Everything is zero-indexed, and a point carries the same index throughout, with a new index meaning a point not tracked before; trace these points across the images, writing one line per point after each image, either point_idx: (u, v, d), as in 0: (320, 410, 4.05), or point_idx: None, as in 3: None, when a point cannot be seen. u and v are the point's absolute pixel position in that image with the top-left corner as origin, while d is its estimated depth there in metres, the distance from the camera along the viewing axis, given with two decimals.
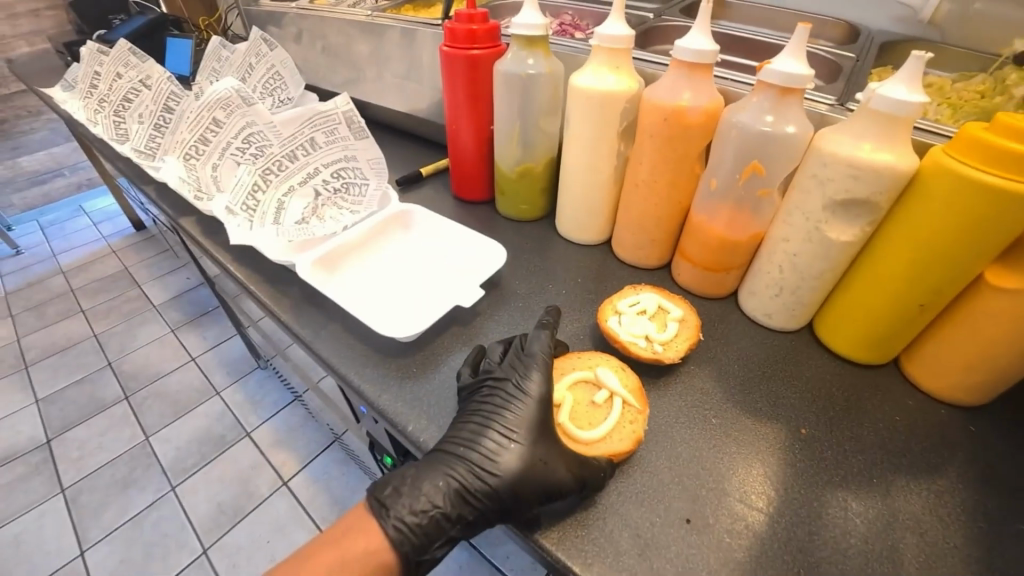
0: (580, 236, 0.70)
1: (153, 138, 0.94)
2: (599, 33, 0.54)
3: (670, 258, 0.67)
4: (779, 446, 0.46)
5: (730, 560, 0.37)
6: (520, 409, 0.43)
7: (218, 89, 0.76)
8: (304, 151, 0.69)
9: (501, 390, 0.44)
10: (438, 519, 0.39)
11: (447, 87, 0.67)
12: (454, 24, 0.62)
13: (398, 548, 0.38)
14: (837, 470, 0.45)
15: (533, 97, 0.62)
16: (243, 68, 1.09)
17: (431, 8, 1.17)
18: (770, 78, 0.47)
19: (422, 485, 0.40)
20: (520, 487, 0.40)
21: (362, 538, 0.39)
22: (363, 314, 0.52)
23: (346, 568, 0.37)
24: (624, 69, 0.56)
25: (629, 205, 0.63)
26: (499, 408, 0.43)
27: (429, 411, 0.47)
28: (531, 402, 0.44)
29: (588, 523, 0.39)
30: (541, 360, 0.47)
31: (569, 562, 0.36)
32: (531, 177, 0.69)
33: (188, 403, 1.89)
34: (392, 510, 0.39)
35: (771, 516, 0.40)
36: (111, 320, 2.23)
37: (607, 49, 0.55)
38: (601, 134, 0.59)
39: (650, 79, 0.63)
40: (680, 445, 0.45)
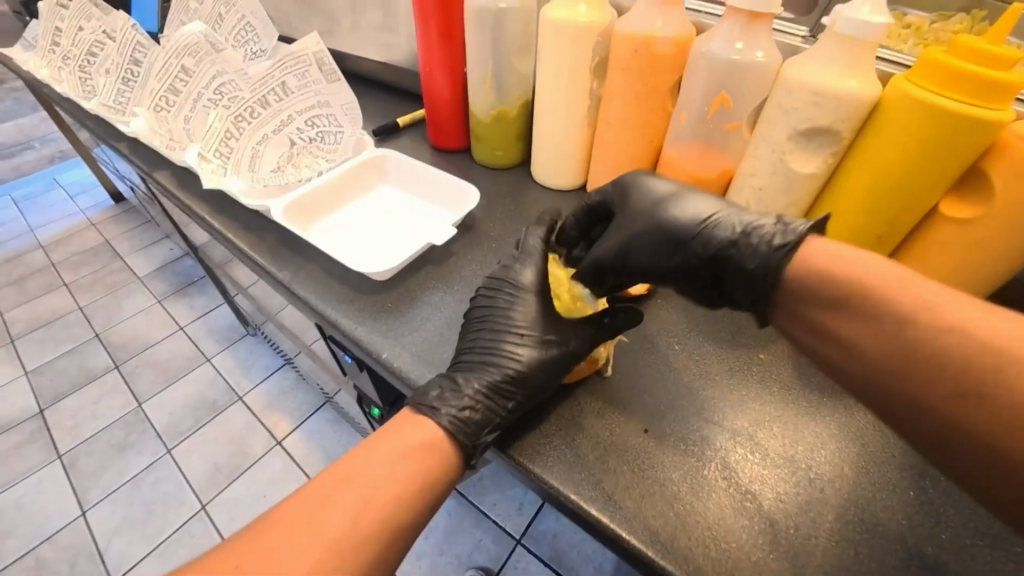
0: (556, 181, 0.71)
1: (122, 92, 0.92)
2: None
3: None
4: (740, 368, 0.48)
5: (682, 461, 0.40)
6: (524, 304, 0.48)
7: (185, 33, 0.74)
8: (277, 97, 0.67)
9: (502, 293, 0.49)
10: (486, 410, 0.41)
11: (419, 25, 0.66)
12: None
13: (455, 437, 0.40)
14: (794, 387, 0.47)
15: (505, 35, 0.61)
16: (212, 19, 1.07)
17: None
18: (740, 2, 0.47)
19: (463, 384, 0.42)
20: (546, 369, 0.43)
21: (418, 431, 0.40)
22: (336, 255, 0.54)
23: (408, 455, 0.38)
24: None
25: (602, 147, 0.64)
26: (509, 305, 0.48)
27: (406, 341, 0.48)
28: (531, 295, 0.49)
29: (553, 433, 0.41)
30: (535, 258, 0.52)
31: (532, 466, 0.39)
32: (507, 120, 0.69)
33: (178, 370, 1.90)
34: (440, 408, 0.41)
35: (726, 426, 0.43)
36: (96, 291, 2.21)
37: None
38: (575, 69, 0.59)
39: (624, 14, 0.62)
40: (645, 366, 0.47)
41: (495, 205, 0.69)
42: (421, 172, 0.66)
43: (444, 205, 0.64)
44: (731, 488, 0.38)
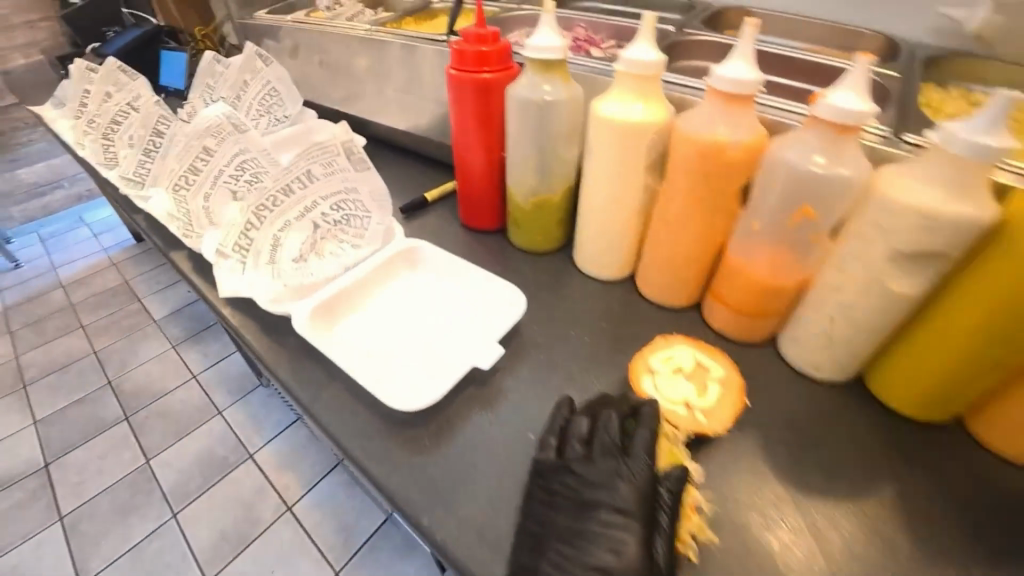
0: (604, 274, 0.65)
1: (143, 164, 0.89)
2: (626, 60, 0.49)
3: (700, 297, 0.62)
4: (847, 536, 0.42)
5: None
6: (623, 537, 0.36)
7: (208, 115, 0.72)
8: (301, 184, 0.62)
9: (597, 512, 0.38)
10: None
11: (455, 112, 0.61)
12: (462, 44, 0.55)
13: None
14: (912, 562, 0.41)
15: (552, 127, 0.57)
16: (237, 85, 1.05)
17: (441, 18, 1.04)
18: (826, 113, 0.42)
19: None
20: None
21: None
22: (364, 379, 0.46)
23: None
24: (654, 96, 0.51)
25: (657, 243, 0.58)
26: (597, 505, 0.38)
27: (457, 505, 0.40)
28: (633, 526, 0.36)
29: None
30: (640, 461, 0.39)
31: None
32: (550, 209, 0.64)
33: (188, 423, 1.84)
34: None
35: None
36: (111, 336, 2.18)
37: (637, 76, 0.49)
38: (630, 166, 0.54)
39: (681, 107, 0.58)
40: (733, 542, 0.41)
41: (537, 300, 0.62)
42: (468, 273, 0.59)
43: (486, 306, 0.56)
44: None
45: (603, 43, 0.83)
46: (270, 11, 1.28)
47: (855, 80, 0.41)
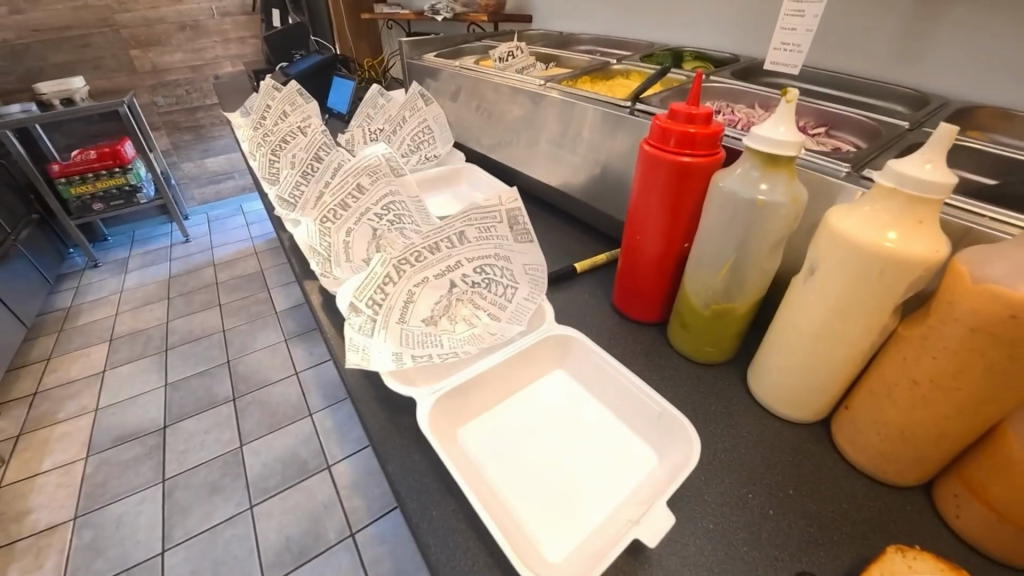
0: (792, 411, 0.51)
1: (298, 186, 0.92)
2: (898, 173, 0.38)
3: (937, 479, 0.44)
4: None
5: None
6: None
7: (368, 155, 0.72)
8: (449, 244, 0.56)
9: None
10: None
11: (639, 192, 0.53)
12: (666, 122, 0.48)
13: None
14: None
15: (759, 232, 0.46)
16: (396, 120, 1.07)
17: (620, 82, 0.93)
18: None
19: None
20: None
21: None
22: (488, 514, 0.38)
23: None
24: (929, 224, 0.38)
25: (886, 397, 0.43)
26: None
27: None
28: None
29: None
30: None
31: None
32: (732, 319, 0.52)
33: (283, 418, 1.90)
34: None
35: None
36: (239, 318, 2.38)
37: (909, 195, 0.38)
38: (864, 299, 0.41)
39: (956, 236, 0.43)
40: None
41: (701, 432, 0.50)
42: (627, 386, 0.49)
43: (650, 442, 0.47)
44: None
45: (809, 131, 0.71)
46: (437, 54, 1.33)
47: None
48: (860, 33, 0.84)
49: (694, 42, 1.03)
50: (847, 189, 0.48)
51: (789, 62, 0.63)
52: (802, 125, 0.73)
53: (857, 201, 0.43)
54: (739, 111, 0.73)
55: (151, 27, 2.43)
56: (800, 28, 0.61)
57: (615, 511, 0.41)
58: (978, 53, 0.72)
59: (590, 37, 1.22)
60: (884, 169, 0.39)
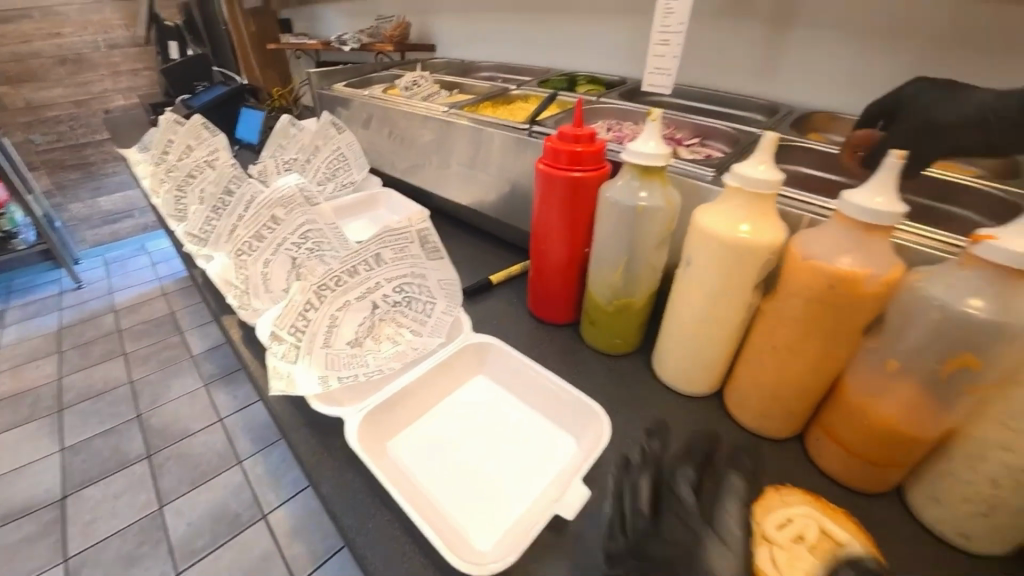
0: (690, 387, 0.58)
1: (209, 221, 0.90)
2: (742, 176, 0.46)
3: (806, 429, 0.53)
4: None
5: None
6: None
7: (281, 186, 0.72)
8: (366, 266, 0.57)
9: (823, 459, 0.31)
10: None
11: (540, 205, 0.58)
12: (556, 141, 0.53)
13: None
14: None
15: (641, 235, 0.52)
16: (308, 150, 1.07)
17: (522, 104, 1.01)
18: (989, 255, 0.36)
19: None
20: None
21: None
22: (419, 517, 0.40)
23: None
24: (768, 217, 0.47)
25: (757, 365, 0.51)
26: None
27: None
28: None
29: None
30: None
31: None
32: (631, 312, 0.58)
33: (207, 470, 1.76)
34: None
35: None
36: (148, 367, 2.18)
37: (752, 193, 0.46)
38: (729, 283, 0.49)
39: (794, 222, 0.52)
40: None
41: (615, 415, 0.55)
42: (544, 383, 0.54)
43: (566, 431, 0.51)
44: None
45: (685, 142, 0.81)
46: (347, 83, 1.35)
47: None
48: (721, 59, 0.97)
49: (586, 67, 1.14)
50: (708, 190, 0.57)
51: (661, 84, 0.72)
52: (680, 138, 0.83)
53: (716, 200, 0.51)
54: (626, 128, 0.82)
55: (21, 60, 2.22)
56: (667, 54, 0.70)
57: (537, 496, 0.44)
58: (809, 70, 0.87)
59: (492, 65, 1.29)
60: (731, 172, 0.47)
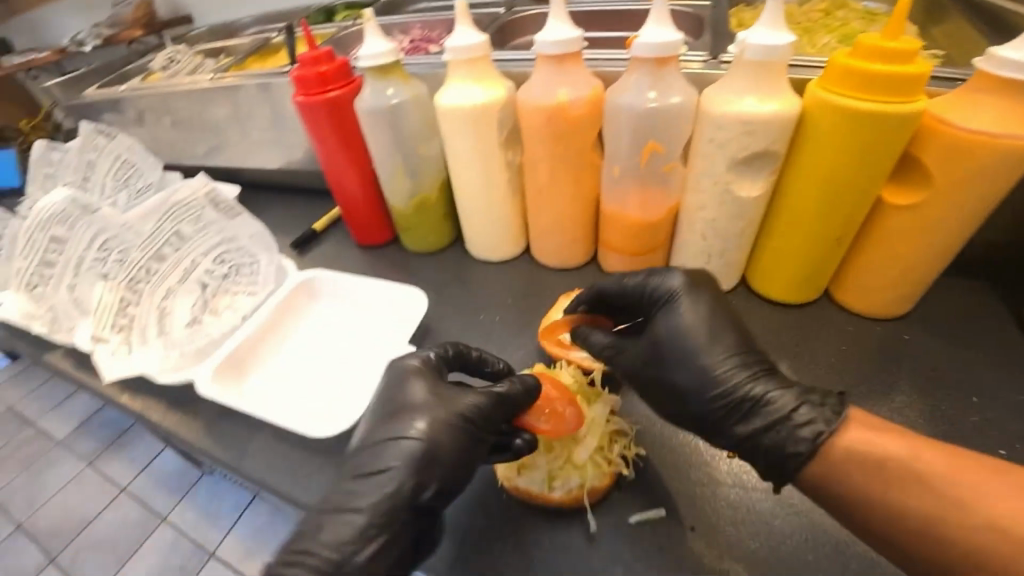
0: (502, 253, 0.68)
1: (35, 283, 0.69)
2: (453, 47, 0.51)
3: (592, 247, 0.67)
4: None
5: (715, 540, 0.39)
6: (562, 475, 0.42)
7: (48, 203, 0.67)
8: (173, 247, 0.60)
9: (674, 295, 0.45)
10: None
11: (314, 137, 0.62)
12: (300, 70, 0.57)
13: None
14: None
15: (406, 127, 0.59)
16: (82, 168, 1.01)
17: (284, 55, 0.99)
18: (643, 51, 0.46)
19: None
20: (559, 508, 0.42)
21: None
22: (306, 426, 0.45)
23: None
24: (489, 76, 0.54)
25: (539, 212, 0.62)
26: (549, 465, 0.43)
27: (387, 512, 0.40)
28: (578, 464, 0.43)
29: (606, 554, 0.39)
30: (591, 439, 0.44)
31: None
32: (430, 205, 0.66)
33: (127, 544, 1.60)
34: None
35: None
36: (9, 473, 1.84)
37: (467, 58, 0.52)
38: (487, 150, 0.57)
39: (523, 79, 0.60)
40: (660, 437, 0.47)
41: (450, 297, 0.65)
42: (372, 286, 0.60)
43: (393, 312, 0.59)
44: (759, 539, 0.39)
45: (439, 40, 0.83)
46: (101, 85, 1.20)
47: (659, 14, 0.46)
48: None
49: None
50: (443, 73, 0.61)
51: None
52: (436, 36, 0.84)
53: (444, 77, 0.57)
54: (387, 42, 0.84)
55: None
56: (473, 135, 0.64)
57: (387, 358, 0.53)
58: None
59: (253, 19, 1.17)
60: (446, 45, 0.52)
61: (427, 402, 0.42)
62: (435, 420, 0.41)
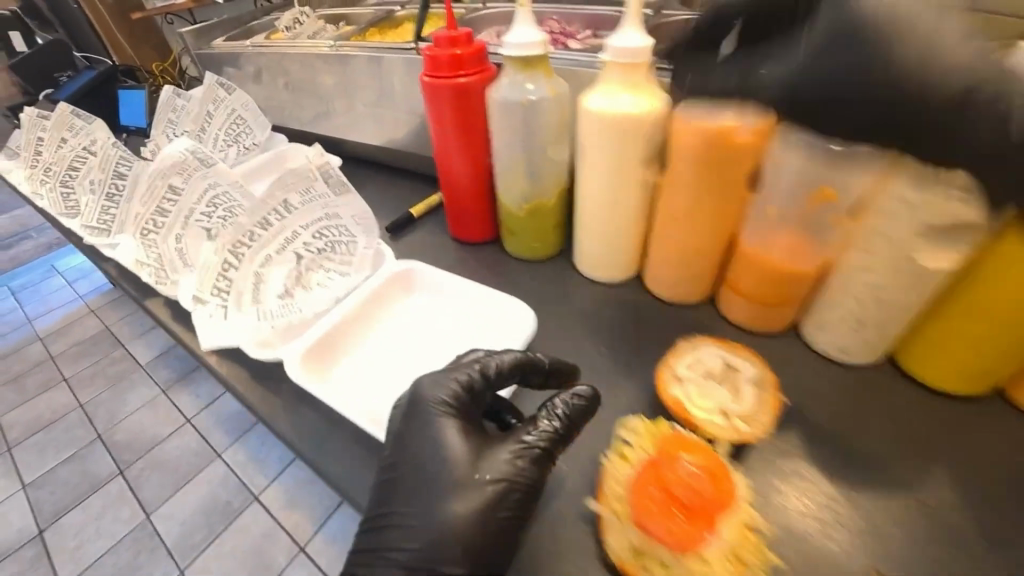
0: (612, 275, 0.63)
1: (148, 230, 0.71)
2: (616, 48, 0.46)
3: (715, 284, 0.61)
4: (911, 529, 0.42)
5: None
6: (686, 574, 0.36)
7: (171, 152, 0.69)
8: (278, 216, 0.59)
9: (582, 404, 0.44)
10: None
11: (434, 123, 0.59)
12: (434, 50, 0.53)
13: None
14: None
15: (536, 127, 0.54)
16: (201, 116, 1.05)
17: (405, 30, 0.98)
18: None
19: None
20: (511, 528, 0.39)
21: None
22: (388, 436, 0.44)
23: None
24: (644, 85, 0.48)
25: (665, 241, 0.57)
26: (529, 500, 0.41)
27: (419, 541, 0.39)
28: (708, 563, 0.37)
29: None
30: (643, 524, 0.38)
31: None
32: (546, 212, 0.61)
33: (185, 472, 1.71)
34: None
35: None
36: (99, 385, 2.03)
37: (626, 64, 0.47)
38: (624, 168, 0.52)
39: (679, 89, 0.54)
40: (783, 538, 0.41)
41: (547, 314, 0.61)
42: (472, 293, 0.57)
43: (492, 323, 0.55)
44: None
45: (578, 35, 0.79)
46: (228, 39, 1.25)
47: None
48: None
49: None
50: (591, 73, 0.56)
51: None
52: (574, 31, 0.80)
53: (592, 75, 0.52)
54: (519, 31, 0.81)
55: None
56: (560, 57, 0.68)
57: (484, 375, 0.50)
58: None
59: None
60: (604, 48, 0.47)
61: (461, 454, 0.41)
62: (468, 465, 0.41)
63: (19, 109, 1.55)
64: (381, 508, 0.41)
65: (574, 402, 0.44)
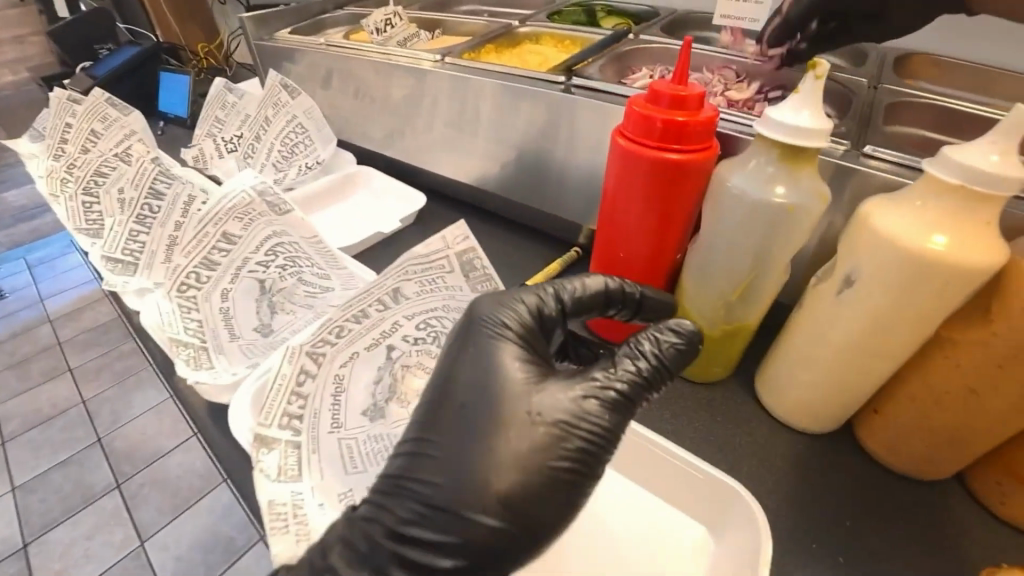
0: (817, 422, 0.49)
1: (186, 291, 0.53)
2: (963, 167, 0.34)
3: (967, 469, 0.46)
4: None
5: None
6: None
7: (229, 193, 0.54)
8: (380, 306, 0.43)
9: (677, 343, 0.35)
10: None
11: (617, 201, 0.44)
12: (648, 108, 0.38)
13: None
14: None
15: (772, 235, 0.39)
16: (257, 124, 0.91)
17: (516, 49, 0.82)
18: None
19: None
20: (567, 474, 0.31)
21: None
22: None
23: None
24: (975, 218, 0.35)
25: (926, 403, 0.42)
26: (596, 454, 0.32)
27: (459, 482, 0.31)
28: None
29: None
30: None
31: None
32: (743, 334, 0.46)
33: (188, 494, 1.53)
34: None
35: None
36: (103, 381, 1.85)
37: (975, 192, 0.35)
38: (906, 311, 0.39)
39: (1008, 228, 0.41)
40: None
41: None
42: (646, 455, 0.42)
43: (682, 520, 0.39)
44: None
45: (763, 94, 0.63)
46: (293, 32, 1.09)
47: None
48: None
49: None
50: (890, 180, 0.43)
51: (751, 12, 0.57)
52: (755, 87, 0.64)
53: (896, 193, 0.40)
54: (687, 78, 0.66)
55: None
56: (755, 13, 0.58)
57: None
58: None
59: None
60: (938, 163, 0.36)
61: (519, 369, 0.34)
62: (539, 403, 0.32)
63: (49, 79, 1.39)
64: (419, 431, 0.34)
65: (667, 340, 0.35)
